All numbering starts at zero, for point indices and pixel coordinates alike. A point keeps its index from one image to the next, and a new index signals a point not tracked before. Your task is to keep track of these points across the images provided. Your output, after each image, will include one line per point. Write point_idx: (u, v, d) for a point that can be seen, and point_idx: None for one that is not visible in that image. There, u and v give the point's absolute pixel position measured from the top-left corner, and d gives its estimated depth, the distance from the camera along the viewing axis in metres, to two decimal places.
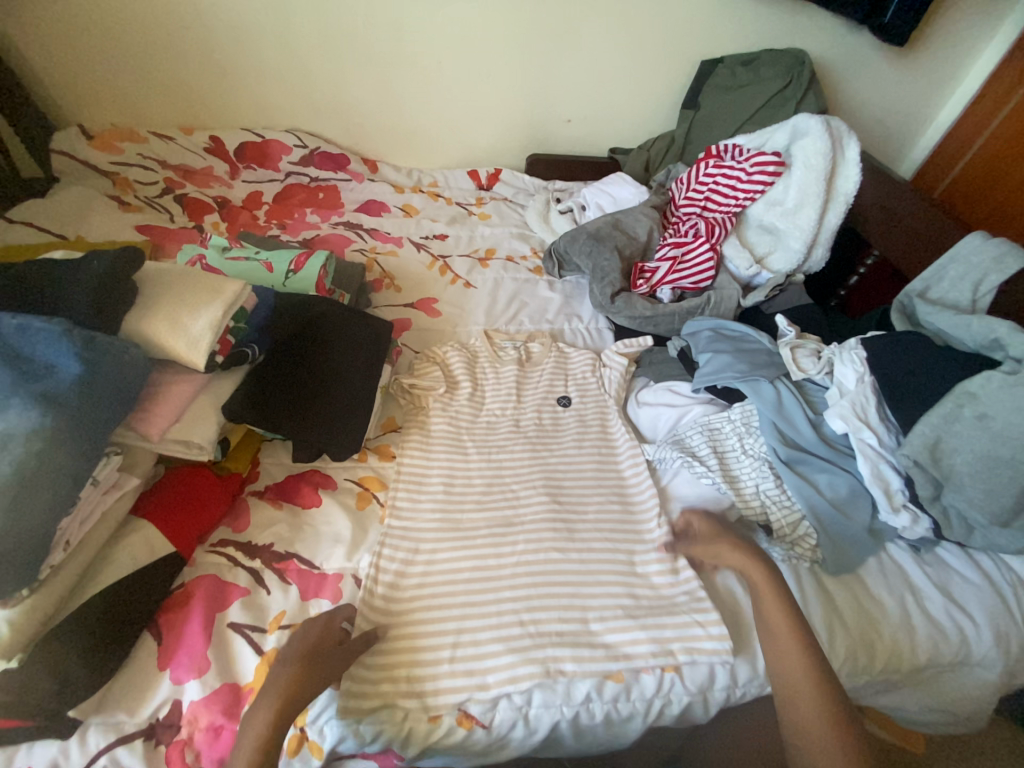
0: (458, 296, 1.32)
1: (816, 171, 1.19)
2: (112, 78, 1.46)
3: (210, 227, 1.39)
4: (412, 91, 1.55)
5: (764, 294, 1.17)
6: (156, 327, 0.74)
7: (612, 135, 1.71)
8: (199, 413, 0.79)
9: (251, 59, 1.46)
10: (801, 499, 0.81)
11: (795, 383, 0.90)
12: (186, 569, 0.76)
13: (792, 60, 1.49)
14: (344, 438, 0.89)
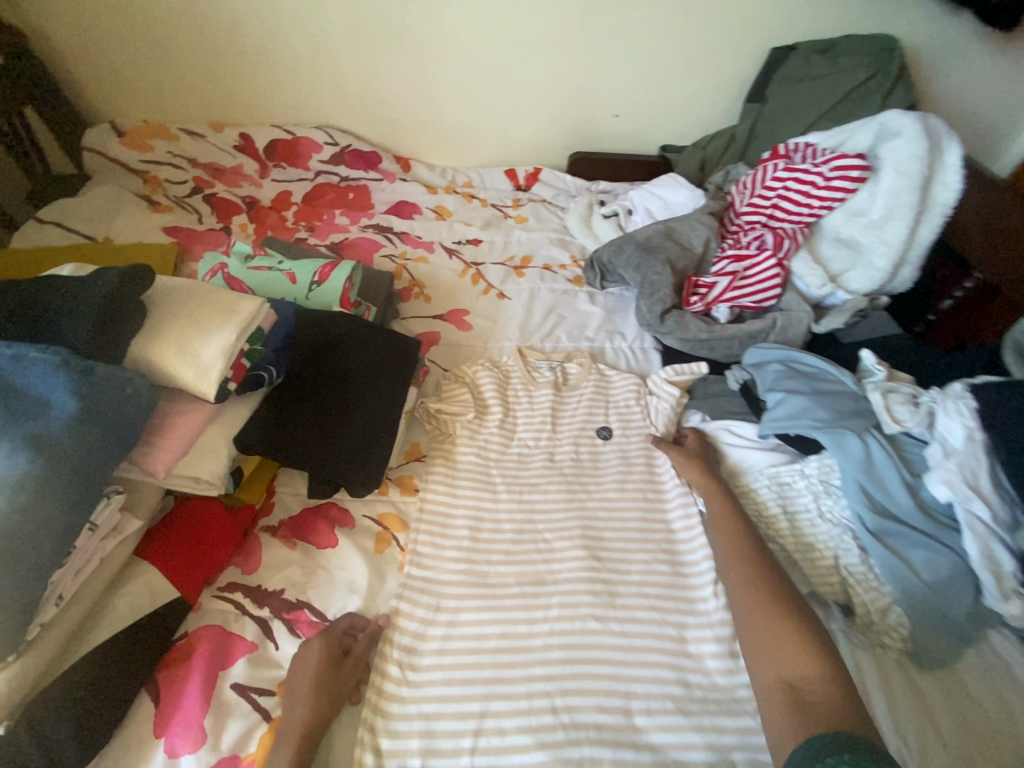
0: (490, 308, 1.22)
1: (908, 178, 1.03)
2: (145, 74, 1.43)
3: (237, 229, 1.34)
4: (448, 85, 1.45)
5: (842, 320, 1.02)
6: (164, 355, 0.69)
7: (664, 132, 1.56)
8: (208, 445, 0.73)
9: (282, 53, 1.39)
10: (891, 582, 0.70)
11: (888, 435, 0.77)
12: (192, 615, 0.70)
13: (878, 47, 1.30)
14: (363, 472, 0.81)
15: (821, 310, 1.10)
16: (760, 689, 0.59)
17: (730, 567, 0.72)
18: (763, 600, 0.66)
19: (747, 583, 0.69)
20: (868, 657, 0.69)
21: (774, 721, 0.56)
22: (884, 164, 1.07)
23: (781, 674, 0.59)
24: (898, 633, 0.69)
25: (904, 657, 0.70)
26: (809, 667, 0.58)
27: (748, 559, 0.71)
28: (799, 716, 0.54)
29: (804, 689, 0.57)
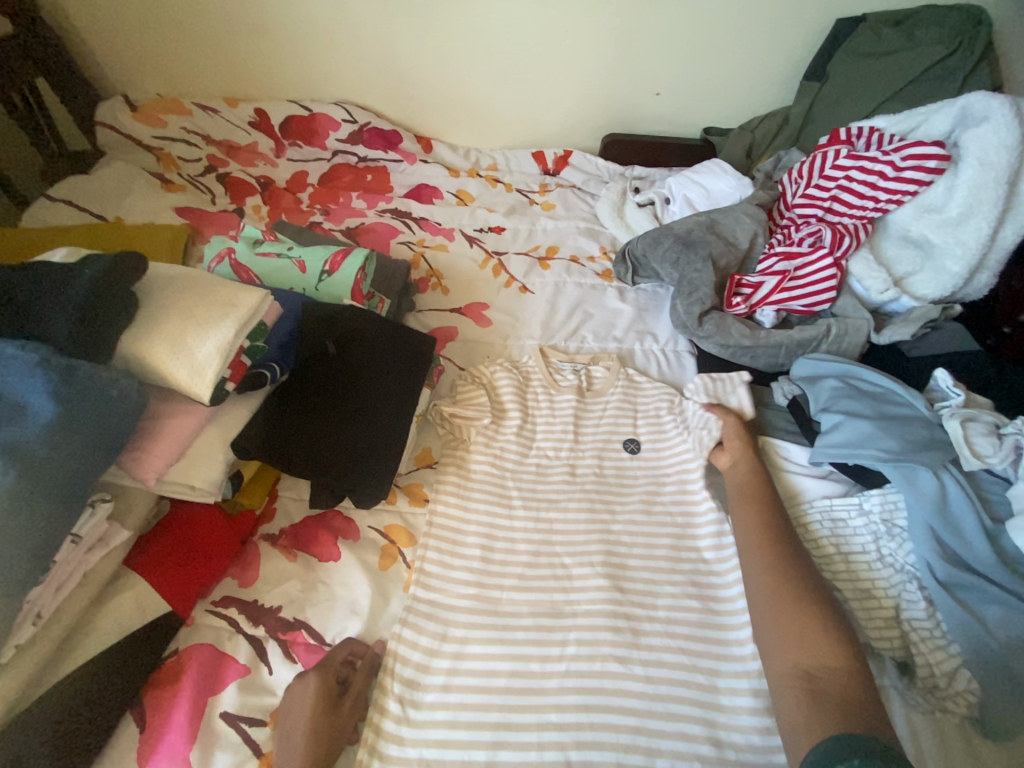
0: (511, 303, 1.14)
1: (995, 170, 0.89)
2: (159, 44, 1.37)
3: (250, 210, 1.28)
4: (474, 59, 1.34)
5: (909, 331, 0.89)
6: (157, 351, 0.64)
7: (707, 113, 1.43)
8: (204, 451, 0.68)
9: (299, 22, 1.30)
10: (960, 641, 0.60)
11: (966, 472, 0.68)
12: (184, 630, 0.66)
13: (963, 18, 1.15)
14: (370, 483, 0.75)
15: (880, 317, 0.98)
16: (773, 676, 0.60)
17: (749, 552, 0.69)
18: (785, 587, 0.64)
19: (768, 569, 0.66)
20: (924, 719, 0.61)
21: (787, 710, 0.57)
22: (965, 154, 0.93)
23: (798, 662, 0.59)
24: (965, 700, 0.60)
25: (970, 725, 0.60)
26: (830, 658, 0.58)
27: (773, 546, 0.68)
28: (815, 707, 0.55)
29: (820, 678, 0.57)
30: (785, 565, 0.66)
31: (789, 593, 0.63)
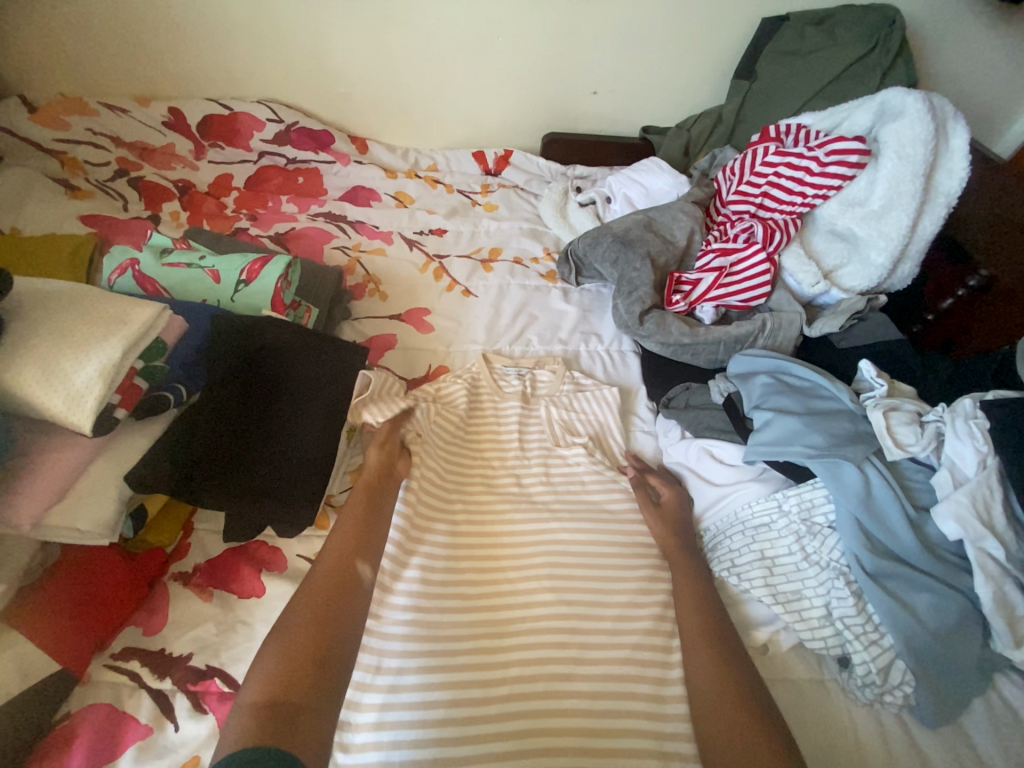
0: (454, 306, 1.10)
1: (911, 163, 0.92)
2: (56, 39, 1.25)
3: (167, 217, 1.18)
4: (406, 56, 1.30)
5: (838, 323, 0.91)
6: (25, 377, 0.56)
7: (645, 110, 1.43)
8: (92, 488, 0.61)
9: (212, 14, 1.22)
10: (893, 633, 0.61)
11: (890, 462, 0.68)
12: (78, 690, 0.59)
13: (878, 17, 1.19)
14: (291, 512, 0.69)
15: (813, 310, 1.00)
16: None
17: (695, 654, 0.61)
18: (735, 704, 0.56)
19: (717, 676, 0.58)
20: (865, 714, 0.61)
21: None
22: (885, 148, 0.96)
23: None
24: (903, 692, 0.60)
25: (904, 713, 0.61)
26: None
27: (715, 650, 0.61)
28: None
29: None
30: (716, 632, 0.62)
31: (713, 662, 0.59)
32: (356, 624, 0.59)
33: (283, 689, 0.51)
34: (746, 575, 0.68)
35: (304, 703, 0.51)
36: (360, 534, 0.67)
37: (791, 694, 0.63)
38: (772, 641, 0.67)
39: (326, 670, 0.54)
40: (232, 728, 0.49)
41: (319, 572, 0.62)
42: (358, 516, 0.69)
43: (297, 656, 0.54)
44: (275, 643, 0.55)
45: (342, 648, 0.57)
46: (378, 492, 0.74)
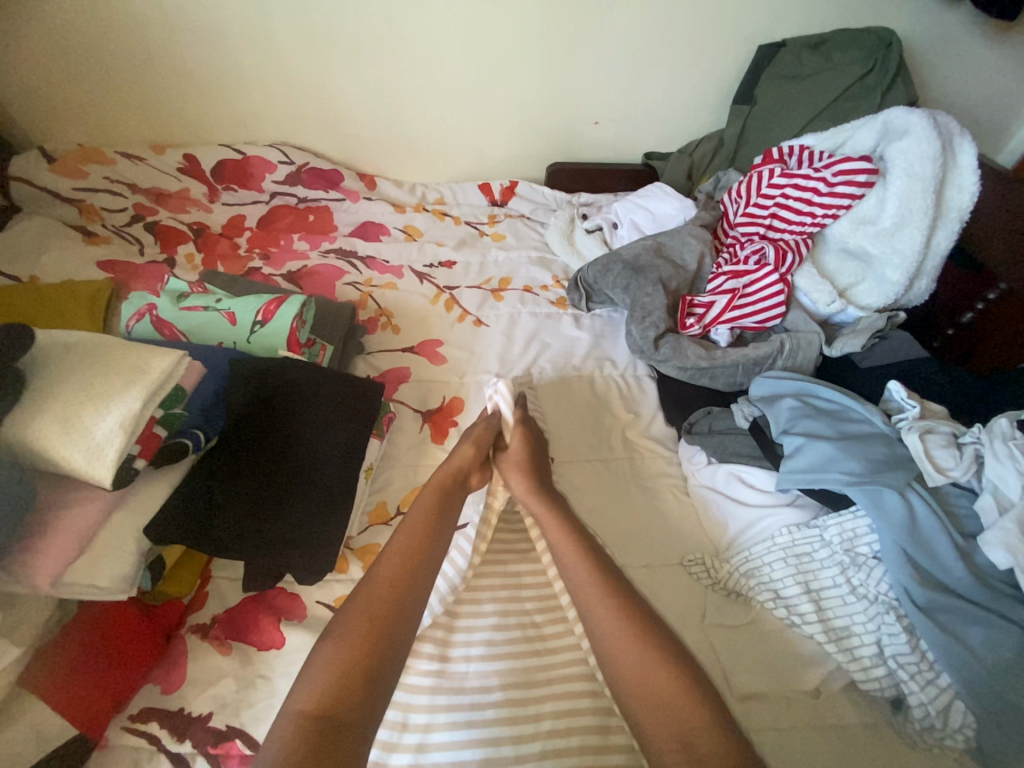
0: (466, 336, 1.10)
1: (922, 181, 0.92)
2: (77, 95, 1.30)
3: (182, 260, 1.21)
4: (412, 96, 1.34)
5: (859, 342, 0.90)
6: (48, 434, 0.55)
7: (647, 137, 1.46)
8: (111, 542, 0.60)
9: (226, 65, 1.27)
10: (951, 672, 0.57)
11: (931, 488, 0.66)
12: (96, 757, 0.56)
13: (874, 39, 1.21)
14: (313, 558, 0.67)
15: (830, 328, 0.99)
16: None
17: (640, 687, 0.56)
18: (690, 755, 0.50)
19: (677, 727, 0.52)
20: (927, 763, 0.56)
21: None
22: (892, 167, 0.96)
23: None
24: (964, 737, 0.57)
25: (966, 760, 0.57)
26: None
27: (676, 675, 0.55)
28: None
29: None
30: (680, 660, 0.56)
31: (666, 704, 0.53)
32: (405, 642, 0.58)
33: (333, 704, 0.51)
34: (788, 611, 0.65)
35: (351, 721, 0.51)
36: (424, 543, 0.65)
37: (851, 742, 0.58)
38: (823, 682, 0.62)
39: (373, 686, 0.54)
40: (282, 734, 0.49)
41: (375, 581, 0.61)
42: (421, 525, 0.67)
43: (347, 669, 0.54)
44: (329, 652, 0.55)
45: (392, 666, 0.56)
46: (445, 501, 0.71)
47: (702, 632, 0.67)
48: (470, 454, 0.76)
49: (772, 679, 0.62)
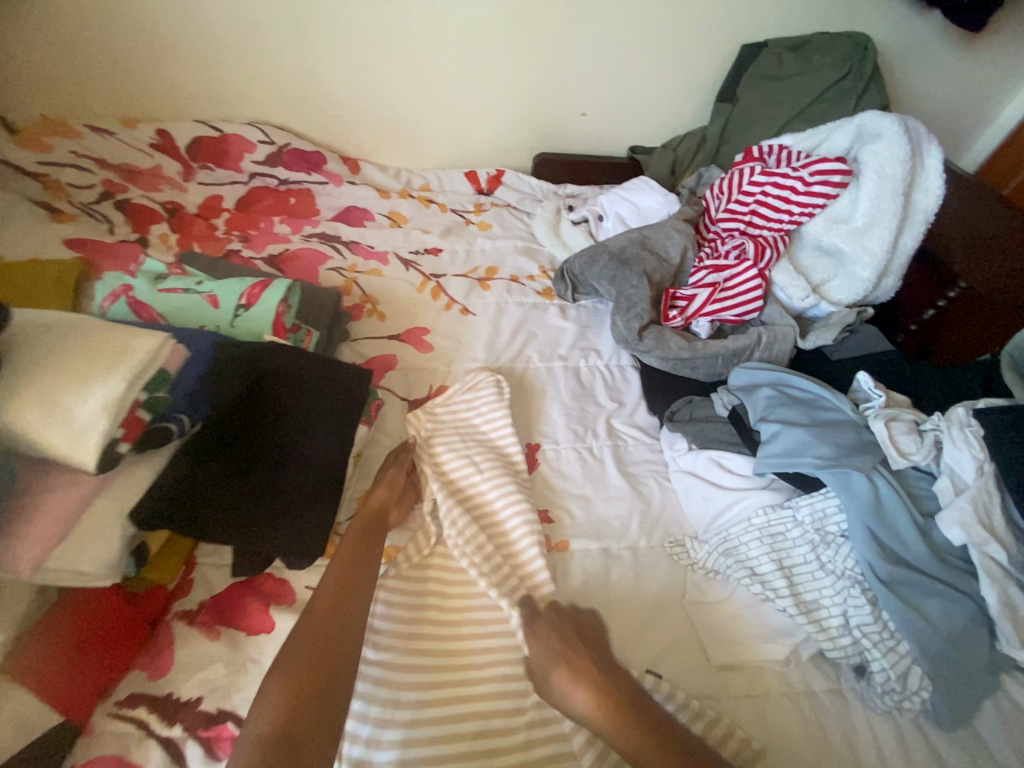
0: (453, 325, 1.10)
1: (892, 183, 0.97)
2: (40, 62, 1.23)
3: (157, 240, 1.16)
4: (398, 78, 1.31)
5: (830, 336, 0.95)
6: (27, 416, 0.53)
7: (633, 131, 1.48)
8: (96, 526, 0.58)
9: (204, 37, 1.22)
10: (909, 639, 0.62)
11: (894, 471, 0.70)
12: (81, 743, 0.55)
13: (850, 44, 1.25)
14: (303, 541, 0.67)
15: (804, 322, 1.04)
16: None
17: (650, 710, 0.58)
18: None
19: None
20: (883, 721, 0.62)
21: None
22: (865, 169, 1.01)
23: None
24: (920, 698, 0.62)
25: (921, 718, 0.63)
26: None
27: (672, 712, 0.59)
28: None
29: None
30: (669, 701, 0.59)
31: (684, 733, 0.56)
32: (355, 657, 0.59)
33: (289, 725, 0.52)
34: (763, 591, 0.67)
35: (309, 741, 0.52)
36: (361, 561, 0.66)
37: (816, 705, 0.64)
38: (793, 653, 0.66)
39: (329, 701, 0.55)
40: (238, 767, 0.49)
41: (317, 602, 0.61)
42: (354, 547, 0.67)
43: (299, 692, 0.54)
44: (276, 682, 0.55)
45: (345, 683, 0.56)
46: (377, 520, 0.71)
47: (682, 610, 0.71)
48: (389, 488, 0.75)
49: (745, 649, 0.67)
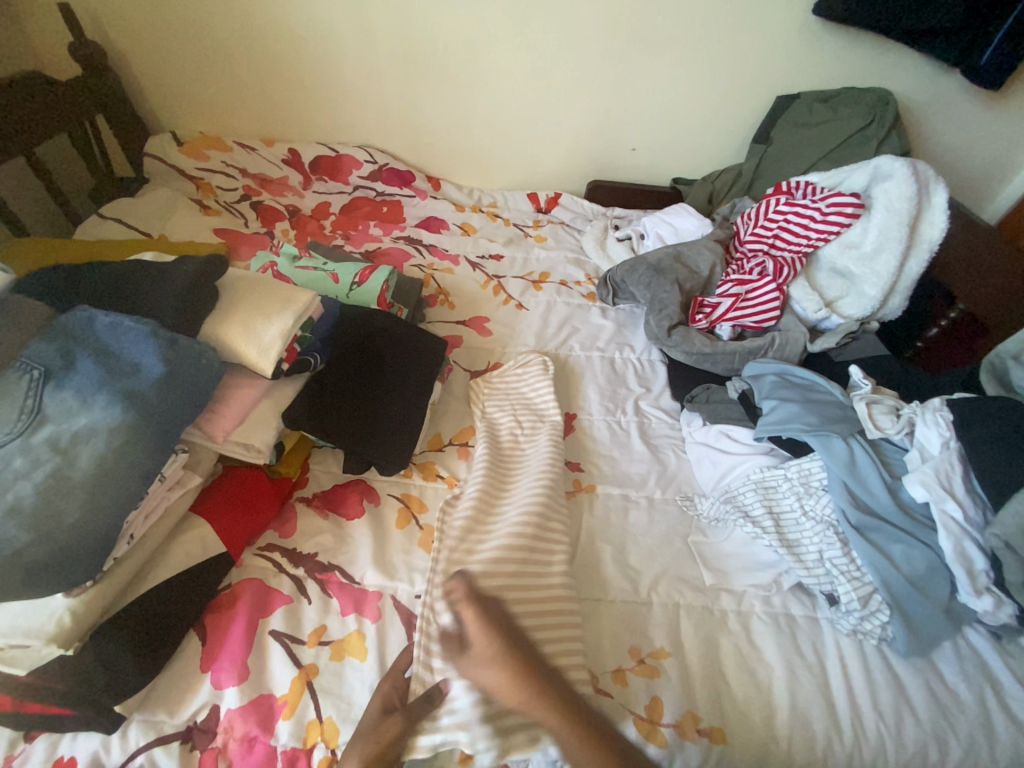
0: (509, 317, 1.32)
1: (898, 215, 1.13)
2: (209, 94, 1.59)
3: (280, 234, 1.45)
4: (481, 114, 1.59)
5: (835, 341, 1.13)
6: (232, 333, 0.79)
7: (676, 165, 1.69)
8: (260, 417, 0.82)
9: (333, 78, 1.54)
10: (872, 571, 0.76)
11: (870, 442, 0.86)
12: (234, 569, 0.76)
13: (875, 99, 1.43)
14: (393, 452, 0.88)
15: (816, 332, 1.19)
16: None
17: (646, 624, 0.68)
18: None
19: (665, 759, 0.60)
20: (848, 640, 0.76)
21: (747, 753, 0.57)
22: (876, 202, 1.17)
23: None
24: (881, 623, 0.75)
25: (884, 646, 0.76)
26: None
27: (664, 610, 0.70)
28: None
29: None
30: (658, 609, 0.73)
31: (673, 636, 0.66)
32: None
33: None
34: (752, 527, 0.84)
35: None
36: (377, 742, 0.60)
37: (792, 622, 0.78)
38: (776, 582, 0.81)
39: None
40: None
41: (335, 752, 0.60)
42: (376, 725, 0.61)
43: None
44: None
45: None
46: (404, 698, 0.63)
47: (686, 545, 0.87)
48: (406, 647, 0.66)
49: (735, 575, 0.82)
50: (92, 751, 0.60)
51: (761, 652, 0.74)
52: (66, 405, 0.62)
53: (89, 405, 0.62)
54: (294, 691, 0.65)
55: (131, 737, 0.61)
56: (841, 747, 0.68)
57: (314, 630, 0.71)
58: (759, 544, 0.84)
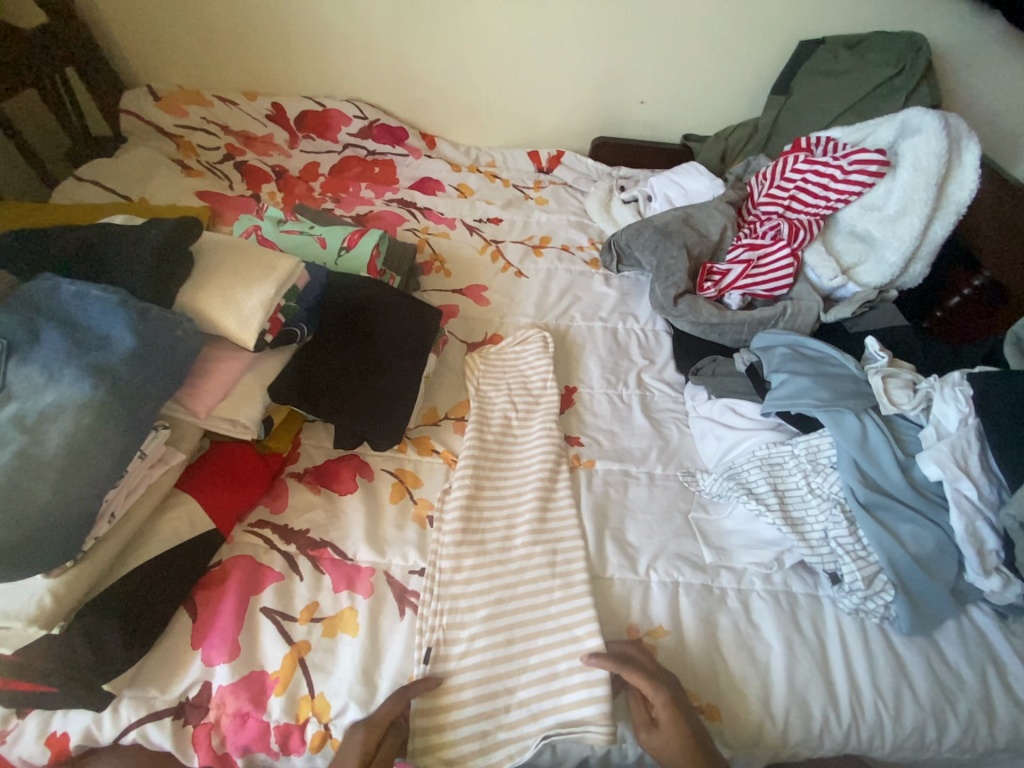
0: (507, 285, 1.25)
1: (925, 175, 1.04)
2: (184, 42, 1.47)
3: (267, 197, 1.38)
4: (477, 64, 1.47)
5: (850, 311, 1.07)
6: (211, 303, 0.75)
7: (688, 120, 1.58)
8: (245, 391, 0.78)
9: (317, 23, 1.41)
10: (879, 551, 0.74)
11: (883, 418, 0.83)
12: (224, 547, 0.74)
13: (908, 42, 1.31)
14: (385, 427, 0.85)
15: (831, 301, 1.13)
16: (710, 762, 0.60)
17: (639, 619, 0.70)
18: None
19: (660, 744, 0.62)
20: (850, 619, 0.74)
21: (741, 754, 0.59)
22: (902, 160, 1.08)
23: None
24: (885, 604, 0.73)
25: (885, 624, 0.74)
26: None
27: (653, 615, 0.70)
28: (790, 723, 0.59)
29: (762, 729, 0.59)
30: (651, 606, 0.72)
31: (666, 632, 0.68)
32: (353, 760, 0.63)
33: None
34: (756, 505, 0.81)
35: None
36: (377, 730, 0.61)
37: (793, 601, 0.76)
38: (778, 559, 0.79)
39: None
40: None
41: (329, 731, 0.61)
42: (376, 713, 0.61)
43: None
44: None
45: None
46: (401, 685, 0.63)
47: (687, 522, 0.85)
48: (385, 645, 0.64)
49: (736, 552, 0.80)
50: (84, 725, 0.62)
51: (760, 630, 0.73)
52: (31, 380, 0.59)
53: (57, 381, 0.59)
54: (286, 669, 0.65)
55: (122, 714, 0.62)
56: (838, 724, 0.68)
57: (307, 607, 0.70)
58: (763, 522, 0.81)
